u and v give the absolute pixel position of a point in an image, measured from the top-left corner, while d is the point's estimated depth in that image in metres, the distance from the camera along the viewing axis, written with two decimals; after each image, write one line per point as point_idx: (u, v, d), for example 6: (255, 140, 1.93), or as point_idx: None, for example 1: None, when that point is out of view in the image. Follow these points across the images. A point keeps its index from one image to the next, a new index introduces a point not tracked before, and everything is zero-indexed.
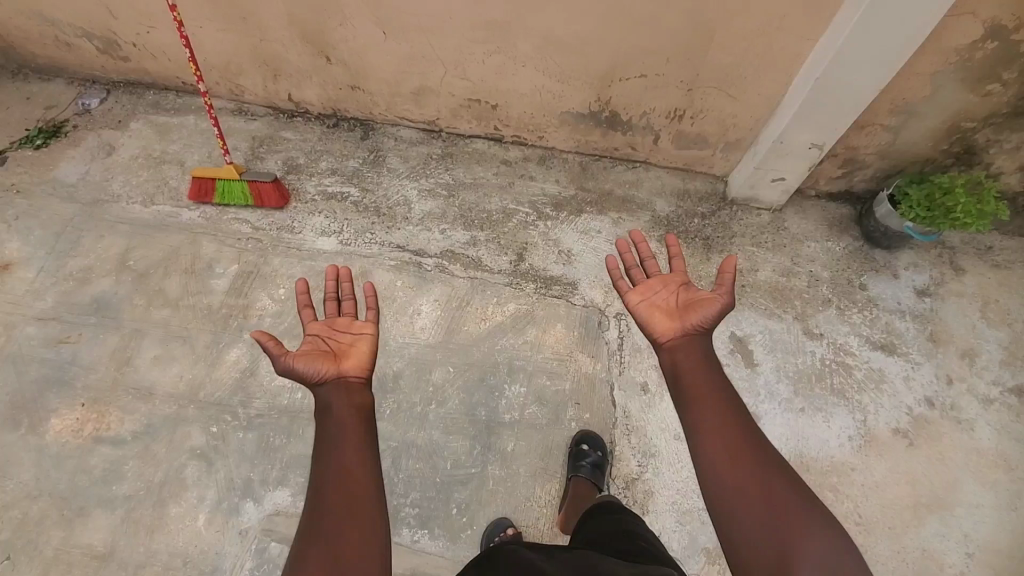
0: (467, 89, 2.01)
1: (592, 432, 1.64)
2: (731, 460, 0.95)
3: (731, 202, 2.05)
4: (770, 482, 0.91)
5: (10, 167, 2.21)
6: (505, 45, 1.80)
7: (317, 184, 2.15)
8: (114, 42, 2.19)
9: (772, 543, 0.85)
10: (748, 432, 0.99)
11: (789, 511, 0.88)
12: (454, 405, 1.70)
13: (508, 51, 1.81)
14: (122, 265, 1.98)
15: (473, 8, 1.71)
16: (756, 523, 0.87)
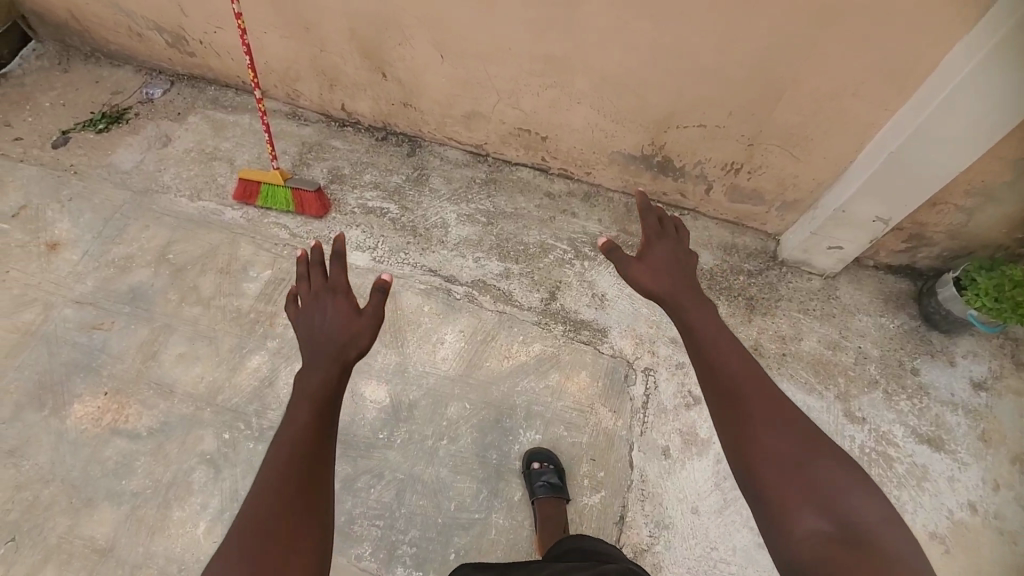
0: (518, 119, 1.97)
1: (540, 448, 1.63)
2: (739, 410, 0.98)
3: (781, 262, 1.94)
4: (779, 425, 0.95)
5: (72, 148, 2.29)
6: (562, 80, 1.75)
7: (358, 197, 2.14)
8: (182, 38, 2.25)
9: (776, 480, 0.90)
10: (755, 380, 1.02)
11: (804, 460, 0.90)
12: (466, 444, 1.65)
13: (565, 87, 1.77)
14: (161, 258, 2.01)
15: (534, 42, 1.67)
16: (765, 464, 0.92)
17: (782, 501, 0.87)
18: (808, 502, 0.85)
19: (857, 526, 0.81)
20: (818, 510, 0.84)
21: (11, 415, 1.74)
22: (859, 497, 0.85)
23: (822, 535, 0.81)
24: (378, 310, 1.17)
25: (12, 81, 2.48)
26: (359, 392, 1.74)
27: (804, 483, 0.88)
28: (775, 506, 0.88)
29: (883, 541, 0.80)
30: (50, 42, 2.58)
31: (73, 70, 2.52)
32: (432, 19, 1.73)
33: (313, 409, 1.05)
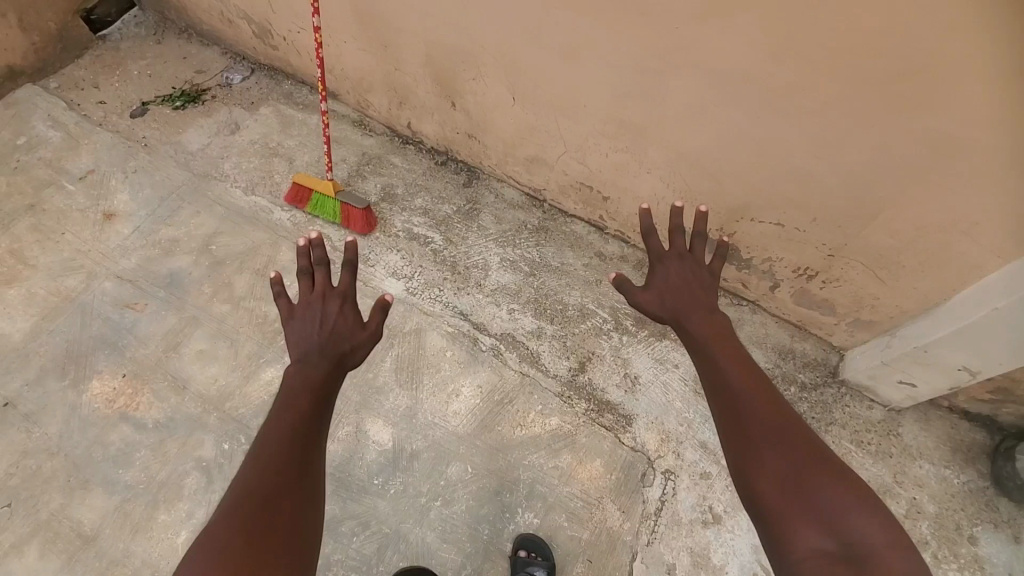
0: (582, 174, 1.86)
1: (531, 534, 1.52)
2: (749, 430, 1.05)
3: (841, 382, 1.76)
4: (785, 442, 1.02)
5: (147, 121, 2.34)
6: (634, 147, 1.63)
7: (405, 220, 2.09)
8: (268, 32, 2.26)
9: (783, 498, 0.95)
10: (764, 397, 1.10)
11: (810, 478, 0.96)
12: (459, 511, 1.57)
13: (636, 154, 1.65)
14: (204, 248, 2.02)
15: (611, 104, 1.56)
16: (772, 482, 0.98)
17: (788, 520, 0.93)
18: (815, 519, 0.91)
19: (861, 547, 0.87)
20: (823, 528, 0.90)
21: (34, 377, 1.78)
22: (864, 520, 0.90)
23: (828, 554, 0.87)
24: (378, 325, 1.29)
25: (110, 45, 2.58)
26: (364, 428, 1.69)
27: (810, 501, 0.94)
28: (779, 523, 0.94)
29: (887, 562, 0.85)
30: (150, 11, 2.67)
31: (166, 43, 2.59)
32: (510, 61, 1.65)
33: (313, 398, 1.15)
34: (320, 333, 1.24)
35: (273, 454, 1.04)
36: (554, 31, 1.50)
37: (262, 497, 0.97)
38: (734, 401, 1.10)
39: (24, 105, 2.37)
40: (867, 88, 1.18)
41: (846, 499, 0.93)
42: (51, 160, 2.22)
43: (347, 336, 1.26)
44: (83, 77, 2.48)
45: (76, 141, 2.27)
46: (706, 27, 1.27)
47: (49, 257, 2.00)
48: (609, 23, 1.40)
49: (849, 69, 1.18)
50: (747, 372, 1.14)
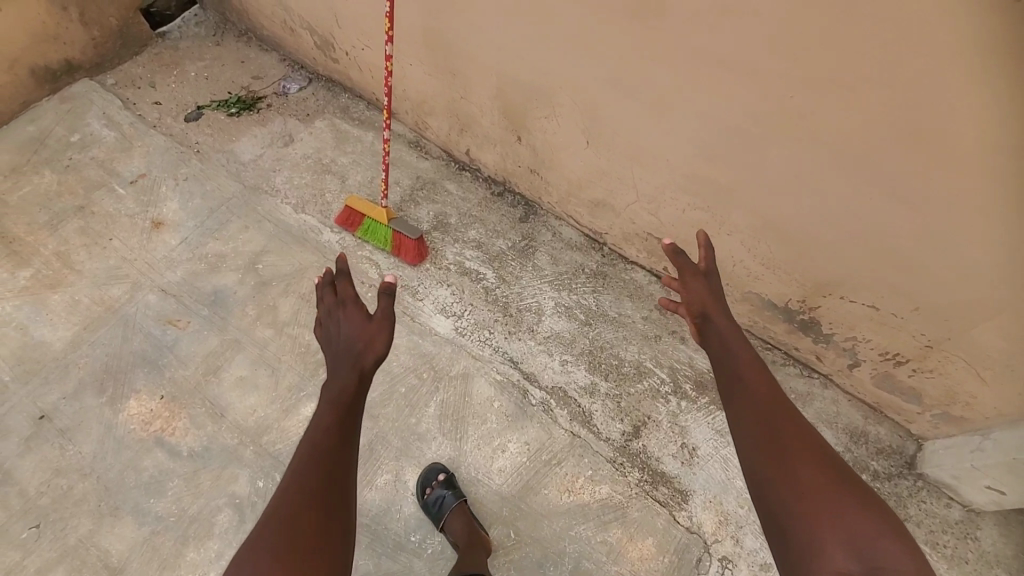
0: (651, 225, 1.74)
1: None
2: (779, 448, 1.03)
3: (917, 474, 1.64)
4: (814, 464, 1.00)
5: (201, 126, 2.30)
6: (717, 207, 1.51)
7: (457, 253, 2.00)
8: (331, 45, 2.18)
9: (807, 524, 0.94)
10: (786, 409, 1.08)
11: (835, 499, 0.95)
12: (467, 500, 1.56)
13: (718, 215, 1.53)
14: (250, 266, 1.96)
15: (697, 161, 1.45)
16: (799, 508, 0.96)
17: (814, 540, 0.92)
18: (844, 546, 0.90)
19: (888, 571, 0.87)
20: (851, 552, 0.89)
21: (72, 391, 1.74)
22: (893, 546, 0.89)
23: None
24: (388, 310, 1.27)
25: (169, 43, 2.53)
26: (403, 477, 1.62)
27: (840, 522, 0.93)
28: (808, 542, 0.92)
29: None
30: (211, 11, 2.62)
31: (225, 45, 2.54)
32: (589, 105, 1.55)
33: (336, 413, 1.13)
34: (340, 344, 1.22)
35: (302, 474, 1.03)
36: (647, 84, 1.39)
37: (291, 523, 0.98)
38: (766, 409, 1.08)
39: (80, 100, 2.32)
40: (1022, 191, 1.07)
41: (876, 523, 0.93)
42: (103, 161, 2.18)
43: (361, 337, 1.22)
44: (140, 75, 2.43)
45: (129, 142, 2.23)
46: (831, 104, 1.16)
47: (95, 263, 1.96)
48: (714, 85, 1.29)
49: (1001, 169, 1.07)
50: (771, 384, 1.12)
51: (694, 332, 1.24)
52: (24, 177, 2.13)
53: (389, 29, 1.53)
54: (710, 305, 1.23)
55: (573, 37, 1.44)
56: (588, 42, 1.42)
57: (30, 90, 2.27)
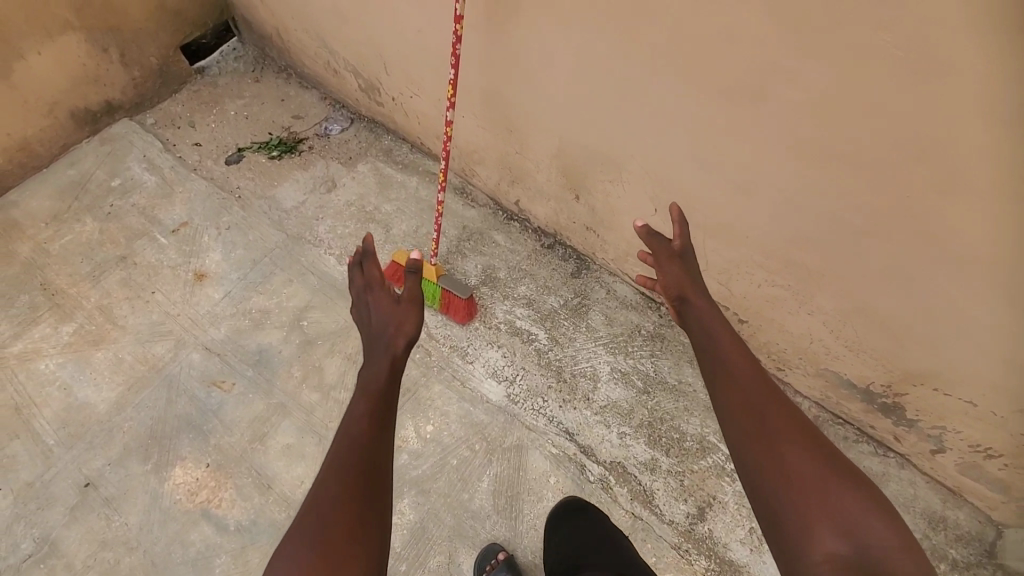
0: (718, 294, 1.65)
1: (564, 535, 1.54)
2: (768, 438, 1.05)
3: (1002, 566, 1.53)
4: (798, 453, 1.02)
5: (242, 170, 2.25)
6: (798, 287, 1.43)
7: (507, 311, 1.93)
8: (375, 89, 2.11)
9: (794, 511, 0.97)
10: (773, 394, 1.11)
11: (819, 482, 0.99)
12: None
13: (799, 294, 1.44)
14: (295, 322, 1.91)
15: (781, 241, 1.37)
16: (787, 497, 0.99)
17: (804, 525, 0.96)
18: (830, 530, 0.94)
19: (874, 551, 0.91)
20: (838, 533, 0.93)
21: (116, 458, 1.70)
22: (877, 525, 0.93)
23: (840, 556, 0.91)
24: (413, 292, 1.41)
25: (207, 80, 2.45)
26: (458, 559, 1.56)
27: (826, 507, 0.96)
28: (799, 528, 0.96)
29: (899, 562, 0.90)
30: (250, 44, 2.52)
31: (264, 82, 2.47)
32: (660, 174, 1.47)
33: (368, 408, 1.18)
34: (373, 324, 1.37)
35: (338, 471, 1.08)
36: (735, 164, 1.32)
37: (328, 521, 1.02)
38: (748, 399, 1.10)
39: (120, 142, 2.27)
40: None
41: (859, 500, 0.96)
42: (144, 207, 2.14)
43: (392, 321, 1.36)
44: (179, 114, 2.36)
45: (170, 188, 2.19)
46: (936, 209, 1.10)
47: (138, 318, 1.92)
48: (811, 176, 1.22)
49: None
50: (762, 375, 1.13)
51: (674, 316, 1.27)
52: (66, 225, 2.09)
53: (452, 96, 1.49)
54: (688, 288, 1.26)
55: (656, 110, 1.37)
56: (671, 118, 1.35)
57: (70, 132, 2.20)
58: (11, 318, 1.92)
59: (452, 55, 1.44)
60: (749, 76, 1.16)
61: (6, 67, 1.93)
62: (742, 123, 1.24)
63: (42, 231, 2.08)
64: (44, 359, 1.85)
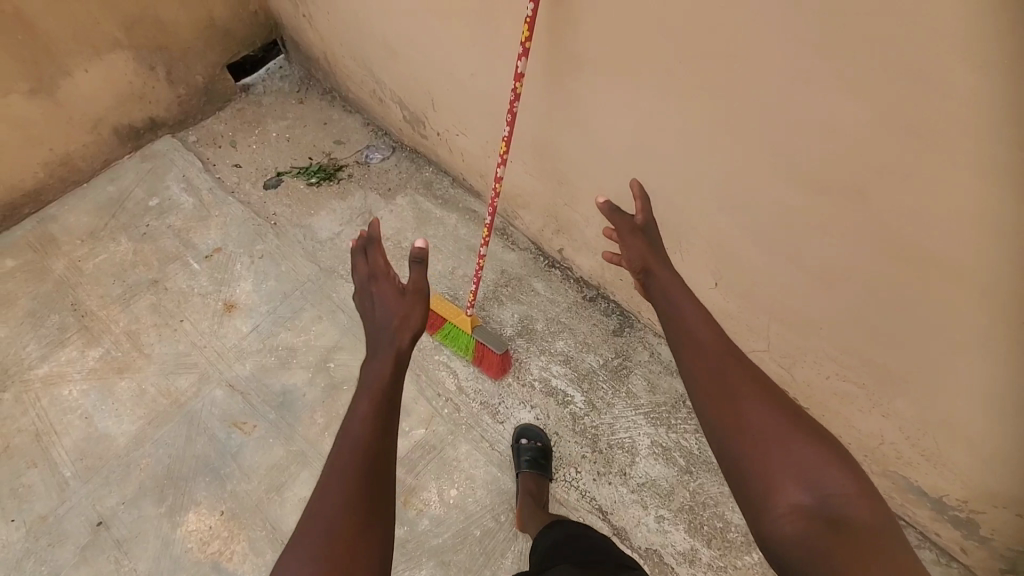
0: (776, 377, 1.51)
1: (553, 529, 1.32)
2: (727, 398, 0.97)
3: None
4: (757, 408, 0.95)
5: (280, 196, 2.19)
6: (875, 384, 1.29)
7: (543, 367, 1.81)
8: (421, 122, 2.03)
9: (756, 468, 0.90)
10: (729, 350, 1.04)
11: (779, 435, 0.91)
12: None
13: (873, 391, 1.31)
14: (322, 363, 1.84)
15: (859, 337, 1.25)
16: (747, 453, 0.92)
17: (764, 481, 0.89)
18: (794, 485, 0.87)
19: (837, 501, 0.85)
20: (801, 484, 0.87)
21: (131, 497, 1.64)
22: (842, 474, 0.86)
23: (803, 508, 0.85)
24: (417, 283, 1.33)
25: (252, 98, 2.40)
26: None
27: (787, 459, 0.89)
28: (759, 482, 0.90)
29: (860, 511, 0.84)
30: (297, 63, 2.46)
31: (307, 104, 2.41)
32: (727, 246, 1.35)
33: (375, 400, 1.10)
34: (374, 315, 1.30)
35: (344, 475, 0.99)
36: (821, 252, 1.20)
37: (336, 529, 0.94)
38: (708, 359, 1.03)
39: (161, 159, 2.24)
40: None
41: (822, 450, 0.89)
42: (179, 230, 2.10)
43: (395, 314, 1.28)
44: (221, 132, 2.33)
45: (206, 211, 2.14)
46: None
47: (164, 348, 1.87)
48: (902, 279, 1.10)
49: None
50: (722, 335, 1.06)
51: (639, 289, 1.23)
52: (101, 244, 2.07)
53: (505, 153, 1.41)
54: (651, 259, 1.22)
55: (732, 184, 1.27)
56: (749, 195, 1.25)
57: (113, 148, 2.18)
58: (41, 339, 1.90)
59: (507, 112, 1.36)
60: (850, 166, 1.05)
61: (53, 83, 1.91)
62: (833, 212, 1.12)
63: (77, 249, 2.06)
64: (69, 384, 1.82)
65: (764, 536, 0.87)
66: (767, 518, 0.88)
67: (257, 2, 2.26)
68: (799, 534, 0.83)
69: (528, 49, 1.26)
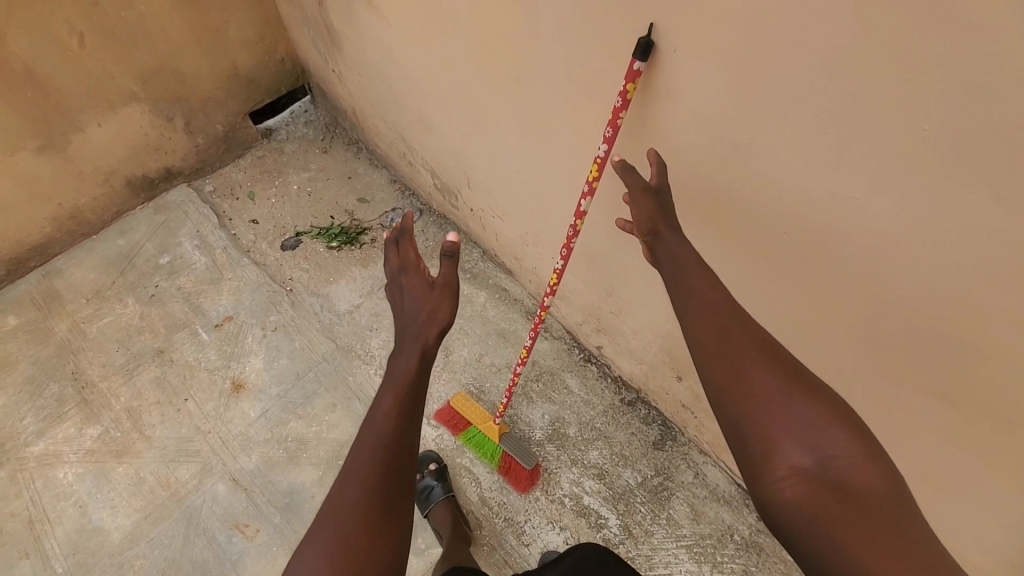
0: None
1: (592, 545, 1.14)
2: (727, 359, 0.85)
3: None
4: (753, 366, 0.83)
5: (298, 259, 2.05)
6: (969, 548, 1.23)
7: (574, 481, 1.65)
8: (453, 194, 1.87)
9: (753, 433, 0.79)
10: (728, 300, 0.92)
11: (779, 393, 0.80)
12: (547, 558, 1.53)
13: (967, 555, 1.25)
14: (333, 460, 1.69)
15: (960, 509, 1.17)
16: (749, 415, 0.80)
17: (762, 441, 0.79)
18: (791, 447, 0.76)
19: (841, 471, 0.74)
20: (804, 446, 0.76)
21: None
22: (845, 437, 0.76)
23: (804, 472, 0.74)
24: (450, 277, 1.17)
25: (274, 145, 2.26)
26: None
27: (790, 422, 0.78)
28: (758, 447, 0.79)
29: (868, 479, 0.73)
30: (322, 108, 2.32)
31: (332, 154, 2.27)
32: None
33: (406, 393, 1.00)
34: (401, 305, 1.16)
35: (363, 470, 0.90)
36: (924, 420, 1.07)
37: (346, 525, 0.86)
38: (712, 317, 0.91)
39: (175, 211, 2.10)
40: None
41: (824, 411, 0.78)
42: (189, 293, 1.96)
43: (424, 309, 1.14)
44: (239, 182, 2.18)
45: (219, 273, 2.00)
46: None
47: (166, 430, 1.73)
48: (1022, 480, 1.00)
49: None
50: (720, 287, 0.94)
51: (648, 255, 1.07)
52: (107, 304, 1.93)
53: (554, 285, 1.29)
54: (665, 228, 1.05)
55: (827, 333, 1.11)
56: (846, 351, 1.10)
57: (125, 199, 2.05)
58: (38, 411, 1.76)
59: (562, 246, 1.24)
60: (985, 351, 0.89)
61: (63, 139, 1.77)
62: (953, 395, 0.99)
63: (82, 309, 1.92)
64: (64, 466, 1.68)
65: (761, 504, 0.78)
66: (762, 485, 0.78)
67: (285, 50, 2.11)
68: (800, 501, 0.74)
69: (593, 187, 1.14)
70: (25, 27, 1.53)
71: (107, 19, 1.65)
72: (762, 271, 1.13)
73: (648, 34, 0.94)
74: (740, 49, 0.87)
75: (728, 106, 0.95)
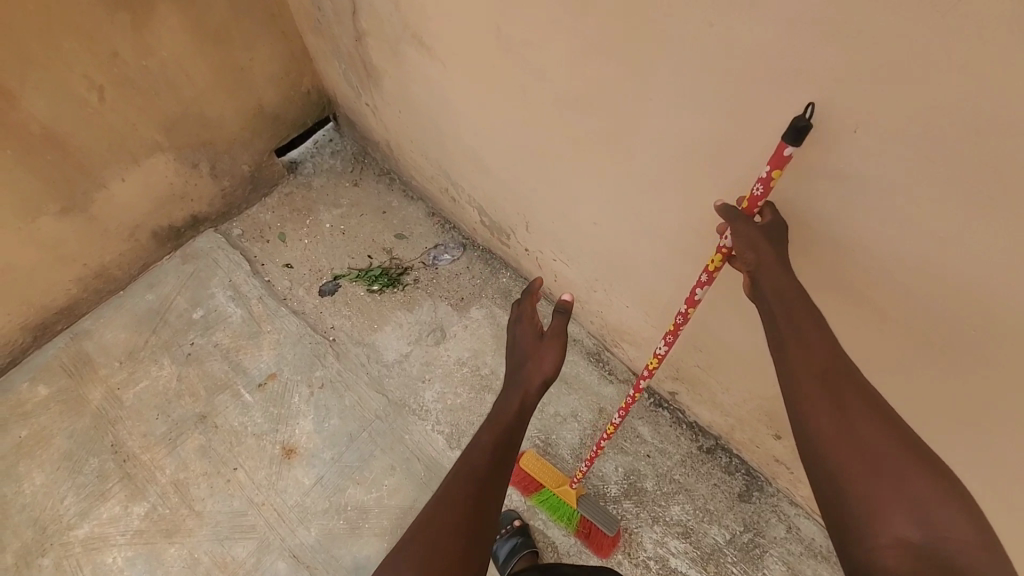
0: None
1: None
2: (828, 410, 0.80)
3: None
4: (855, 421, 0.79)
5: (338, 306, 1.91)
6: None
7: (658, 542, 1.55)
8: (504, 232, 1.75)
9: (851, 491, 0.75)
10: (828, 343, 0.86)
11: (884, 453, 0.76)
12: None
13: None
14: (397, 529, 1.59)
15: None
16: (848, 470, 0.76)
17: (859, 499, 0.74)
18: (895, 514, 0.71)
19: (952, 551, 0.68)
20: (911, 515, 0.71)
21: None
22: (961, 519, 0.70)
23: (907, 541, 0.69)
24: (557, 332, 1.20)
25: (301, 180, 2.11)
26: None
27: (897, 488, 0.73)
28: (855, 504, 0.74)
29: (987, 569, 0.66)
30: (349, 137, 2.17)
31: (362, 186, 2.11)
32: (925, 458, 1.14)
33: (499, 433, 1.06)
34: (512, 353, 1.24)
35: (449, 490, 0.95)
36: None
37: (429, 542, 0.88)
38: (815, 361, 0.84)
39: (203, 260, 1.97)
40: None
41: (936, 483, 0.73)
42: (227, 349, 1.85)
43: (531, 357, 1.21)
44: (268, 223, 2.04)
45: (257, 326, 1.88)
46: None
47: (216, 504, 1.63)
48: None
49: None
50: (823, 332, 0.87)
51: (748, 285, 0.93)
52: (141, 367, 1.82)
53: (653, 370, 1.22)
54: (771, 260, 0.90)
55: (972, 404, 0.99)
56: (994, 422, 0.99)
57: (151, 251, 1.92)
58: (78, 490, 1.66)
59: (666, 333, 1.16)
60: None
61: (86, 198, 1.65)
62: None
63: (115, 373, 1.81)
64: (112, 550, 1.58)
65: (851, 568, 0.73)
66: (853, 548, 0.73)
67: (310, 82, 1.98)
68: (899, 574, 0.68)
69: (712, 275, 1.03)
70: (41, 87, 1.40)
71: (128, 69, 1.51)
72: (894, 339, 1.01)
73: (801, 124, 0.76)
74: (907, 113, 0.73)
75: (880, 171, 0.81)
